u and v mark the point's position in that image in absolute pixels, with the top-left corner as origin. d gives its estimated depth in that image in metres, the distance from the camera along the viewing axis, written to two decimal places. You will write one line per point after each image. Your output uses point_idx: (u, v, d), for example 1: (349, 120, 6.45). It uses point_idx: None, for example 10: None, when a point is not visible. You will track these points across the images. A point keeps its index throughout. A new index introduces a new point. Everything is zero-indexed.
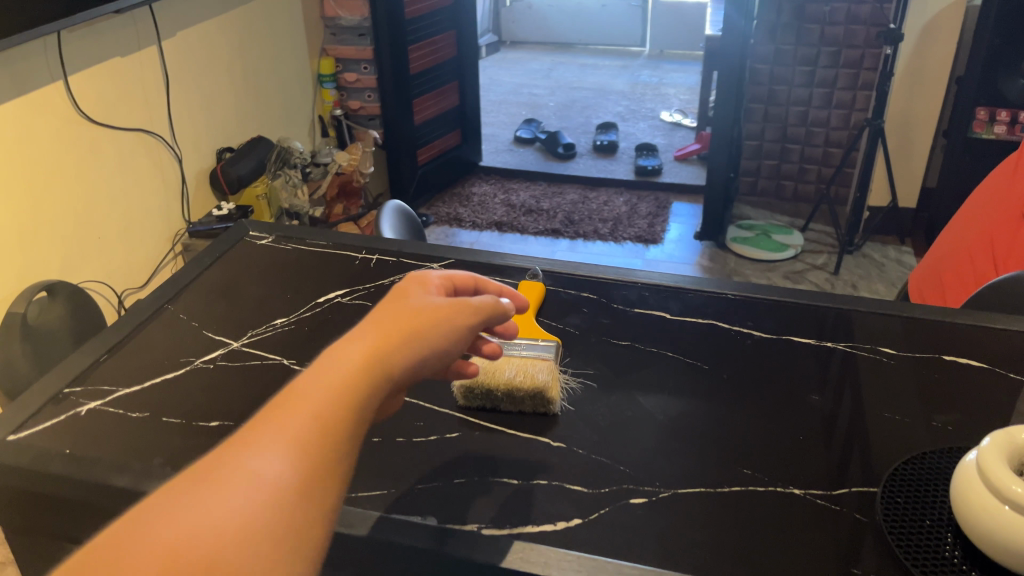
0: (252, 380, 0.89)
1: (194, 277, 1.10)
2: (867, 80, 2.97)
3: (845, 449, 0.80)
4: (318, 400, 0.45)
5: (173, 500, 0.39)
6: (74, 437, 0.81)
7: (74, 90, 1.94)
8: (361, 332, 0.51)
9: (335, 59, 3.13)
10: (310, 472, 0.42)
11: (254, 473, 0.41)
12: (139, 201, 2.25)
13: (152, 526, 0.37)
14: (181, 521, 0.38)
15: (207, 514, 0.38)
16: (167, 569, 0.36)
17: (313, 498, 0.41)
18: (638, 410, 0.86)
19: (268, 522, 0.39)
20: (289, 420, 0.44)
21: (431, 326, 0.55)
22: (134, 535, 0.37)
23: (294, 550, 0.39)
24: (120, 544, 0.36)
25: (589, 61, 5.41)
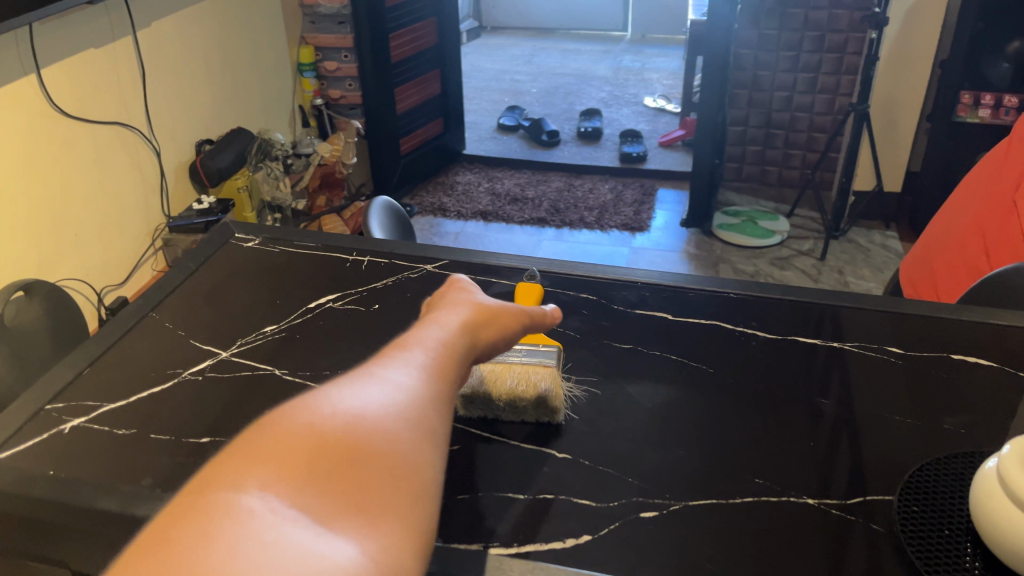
0: (242, 393, 0.86)
1: (179, 283, 1.06)
2: (852, 64, 2.95)
3: (839, 435, 0.81)
4: (427, 350, 0.54)
5: (328, 388, 0.45)
6: (56, 458, 0.78)
7: (47, 84, 1.88)
8: (446, 315, 0.61)
9: (315, 47, 3.06)
10: (434, 388, 0.50)
11: (389, 379, 0.48)
12: (117, 197, 2.19)
13: (325, 393, 0.44)
14: (349, 394, 0.45)
15: (367, 395, 0.45)
16: (351, 426, 0.42)
17: (441, 405, 0.49)
18: (631, 399, 0.87)
19: (414, 409, 0.46)
20: (406, 357, 0.51)
21: (500, 323, 0.65)
22: (314, 401, 0.44)
23: (436, 436, 0.46)
24: (304, 404, 0.43)
25: (570, 46, 5.36)
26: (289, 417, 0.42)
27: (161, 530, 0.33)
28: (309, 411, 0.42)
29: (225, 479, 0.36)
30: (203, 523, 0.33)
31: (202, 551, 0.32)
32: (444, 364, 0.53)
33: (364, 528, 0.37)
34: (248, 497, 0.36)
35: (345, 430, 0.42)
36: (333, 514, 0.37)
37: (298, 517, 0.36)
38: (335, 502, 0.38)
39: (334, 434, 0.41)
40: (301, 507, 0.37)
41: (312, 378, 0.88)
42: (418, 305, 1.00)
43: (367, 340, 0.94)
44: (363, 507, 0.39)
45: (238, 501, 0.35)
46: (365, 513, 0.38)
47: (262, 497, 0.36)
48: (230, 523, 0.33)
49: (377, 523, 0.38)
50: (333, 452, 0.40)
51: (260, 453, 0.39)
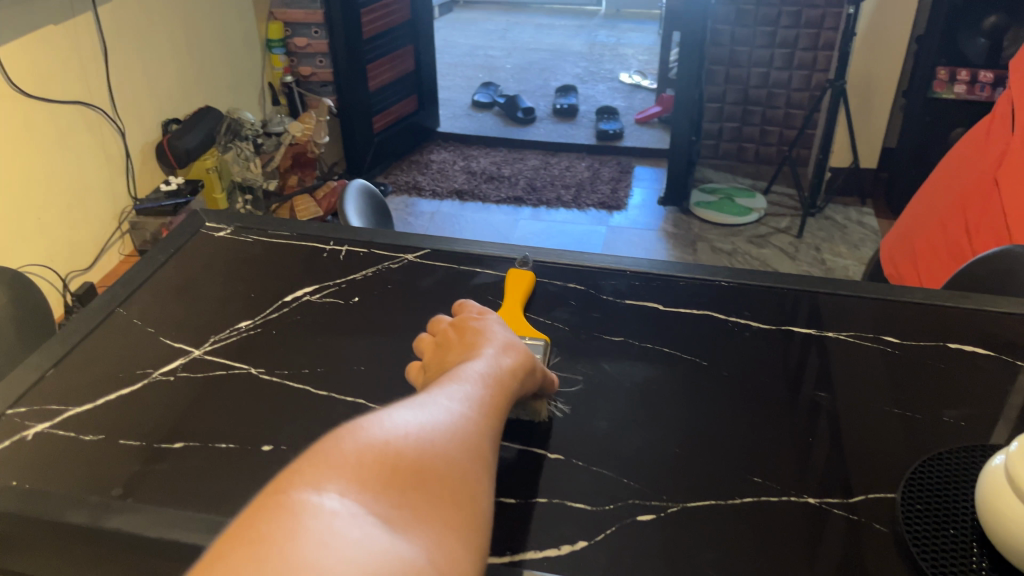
0: (217, 394, 0.82)
1: (147, 276, 1.01)
2: (829, 40, 2.93)
3: (816, 414, 0.81)
4: (481, 379, 0.59)
5: (395, 408, 0.51)
6: (20, 468, 0.73)
7: (4, 63, 1.80)
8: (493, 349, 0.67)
9: (284, 22, 2.99)
10: (485, 415, 0.55)
11: (445, 405, 0.54)
12: (80, 180, 2.12)
13: (389, 411, 0.50)
14: (416, 416, 0.51)
15: (429, 416, 0.51)
16: (418, 445, 0.48)
17: (491, 430, 0.54)
18: (607, 374, 0.87)
19: (468, 431, 0.52)
20: (460, 386, 0.57)
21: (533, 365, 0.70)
22: (386, 417, 0.50)
23: (487, 457, 0.52)
24: (378, 420, 0.49)
25: (545, 20, 5.29)
26: (364, 430, 0.48)
27: (255, 522, 0.39)
28: (380, 426, 0.48)
29: (310, 483, 0.43)
30: (287, 521, 0.39)
31: (289, 546, 0.37)
32: (493, 392, 0.59)
33: (422, 534, 0.43)
34: (328, 500, 0.42)
35: (411, 446, 0.48)
36: (398, 519, 0.43)
37: (369, 519, 0.42)
38: (399, 509, 0.44)
39: (401, 451, 0.47)
40: (372, 511, 0.43)
41: (292, 377, 0.84)
42: (400, 298, 0.97)
43: (347, 335, 0.91)
44: (422, 515, 0.45)
45: (320, 502, 0.41)
46: (423, 521, 0.44)
47: (339, 499, 0.42)
48: (314, 521, 0.40)
49: (433, 533, 0.44)
50: (403, 467, 0.46)
51: (341, 460, 0.45)
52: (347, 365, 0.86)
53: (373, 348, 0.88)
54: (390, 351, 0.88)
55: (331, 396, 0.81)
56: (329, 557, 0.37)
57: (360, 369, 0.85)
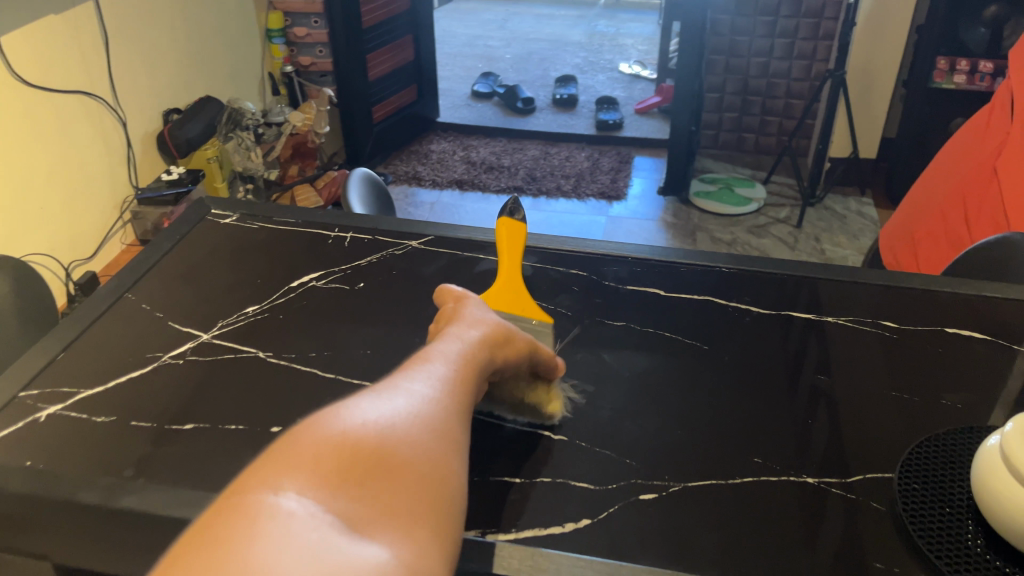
0: (225, 377, 0.83)
1: (154, 262, 1.02)
2: (829, 29, 2.93)
3: (816, 404, 0.81)
4: (446, 366, 0.56)
5: (352, 401, 0.48)
6: (33, 448, 0.75)
7: (6, 52, 1.80)
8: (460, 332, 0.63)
9: (284, 13, 2.98)
10: (450, 404, 0.52)
11: (407, 395, 0.50)
12: (81, 169, 2.12)
13: (348, 405, 0.47)
14: (376, 410, 0.47)
15: (390, 409, 0.48)
16: (378, 440, 0.45)
17: (455, 420, 0.51)
18: (608, 366, 0.87)
19: (432, 422, 0.49)
20: (422, 374, 0.54)
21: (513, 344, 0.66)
22: (343, 413, 0.46)
23: (452, 449, 0.49)
24: (333, 417, 0.46)
25: (544, 11, 5.28)
26: (318, 428, 0.44)
27: (210, 523, 0.36)
28: (336, 422, 0.45)
29: (265, 485, 0.39)
30: (249, 518, 0.36)
31: (254, 541, 0.34)
32: (459, 379, 0.56)
33: (389, 534, 0.40)
34: (287, 500, 0.38)
35: (373, 442, 0.45)
36: (363, 519, 0.40)
37: (332, 519, 0.38)
38: (362, 509, 0.41)
39: (360, 444, 0.44)
40: (334, 510, 0.39)
41: (299, 361, 0.86)
42: (404, 284, 0.98)
43: (353, 320, 0.92)
44: (386, 515, 0.41)
45: (279, 501, 0.38)
46: (390, 520, 0.41)
47: (299, 499, 0.39)
48: (275, 520, 0.36)
49: (400, 533, 0.41)
50: (363, 464, 0.43)
51: (294, 460, 0.41)
52: (354, 349, 0.87)
53: (379, 333, 0.89)
54: (396, 336, 0.89)
55: (339, 379, 0.83)
56: (297, 554, 0.34)
57: (367, 353, 0.86)
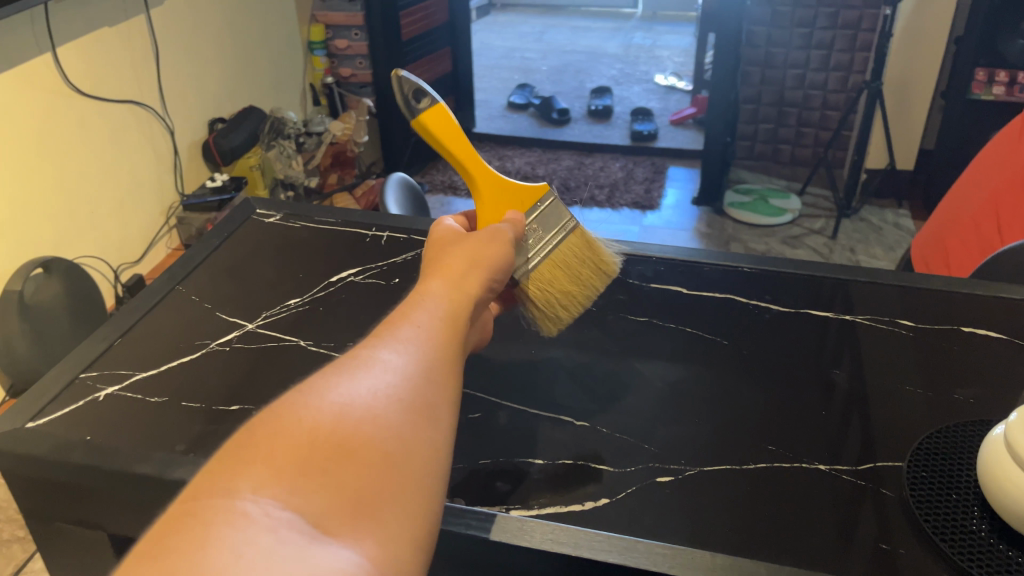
0: (268, 364, 0.89)
1: (204, 257, 1.09)
2: (865, 41, 2.92)
3: (852, 414, 0.83)
4: (438, 315, 0.53)
5: (326, 376, 0.45)
6: (92, 425, 0.80)
7: (63, 62, 1.89)
8: (449, 272, 0.60)
9: (325, 26, 3.06)
10: (444, 364, 0.49)
11: (385, 360, 0.47)
12: (131, 176, 2.21)
13: (318, 384, 0.44)
14: (353, 380, 0.44)
15: (366, 378, 0.45)
16: (343, 417, 0.42)
17: (438, 383, 0.48)
18: (643, 377, 0.90)
19: (412, 389, 0.46)
20: (406, 328, 0.50)
21: (494, 269, 0.64)
22: (315, 391, 0.44)
23: (440, 414, 0.46)
24: (306, 395, 0.43)
25: (581, 23, 5.33)
26: (282, 413, 0.42)
27: (166, 535, 0.35)
28: (307, 404, 0.43)
29: (227, 489, 0.38)
30: (206, 529, 0.35)
31: (208, 557, 0.34)
32: (454, 332, 0.53)
33: (360, 531, 0.40)
34: (251, 505, 0.37)
35: (349, 423, 0.42)
36: (328, 515, 0.39)
37: (297, 525, 0.38)
38: (331, 503, 0.40)
39: (324, 429, 0.42)
40: (301, 511, 0.39)
41: (337, 349, 0.91)
42: None
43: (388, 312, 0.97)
44: (360, 506, 0.40)
45: (235, 506, 0.37)
46: (362, 513, 0.40)
47: (262, 503, 0.38)
48: (229, 529, 0.36)
49: (372, 527, 0.40)
50: (326, 452, 0.41)
51: (259, 456, 0.40)
52: None
53: None
54: None
55: None
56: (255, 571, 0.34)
57: None
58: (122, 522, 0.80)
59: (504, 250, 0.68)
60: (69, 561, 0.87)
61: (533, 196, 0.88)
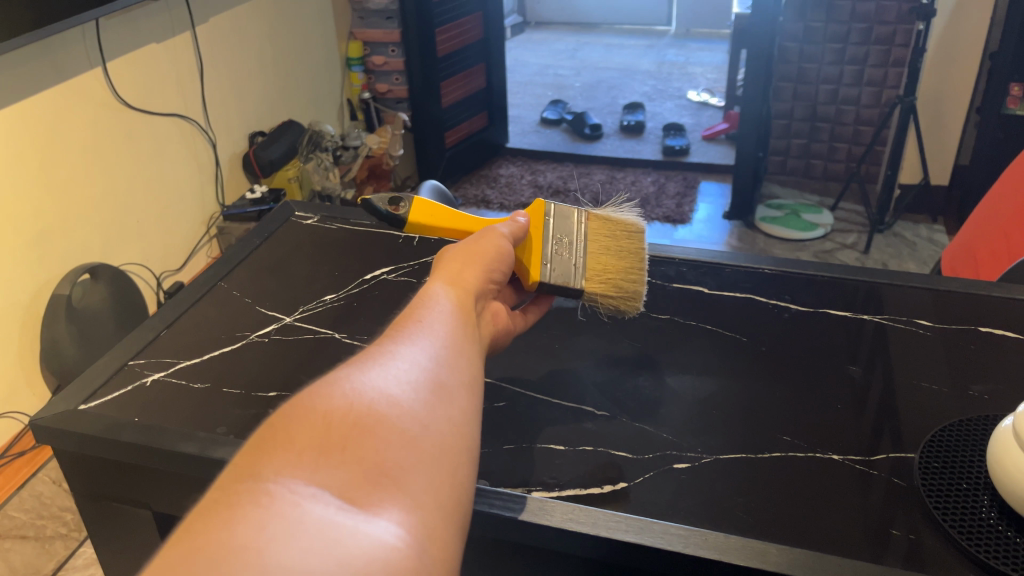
0: (304, 353, 0.94)
1: (245, 256, 1.14)
2: (899, 56, 2.91)
3: (881, 424, 0.86)
4: (437, 320, 0.57)
5: (337, 374, 0.49)
6: (140, 408, 0.86)
7: (112, 76, 1.98)
8: (444, 285, 0.64)
9: (364, 42, 3.16)
10: (448, 357, 0.53)
11: (392, 357, 0.51)
12: (174, 186, 2.29)
13: (332, 379, 0.48)
14: (361, 375, 0.48)
15: (373, 372, 0.49)
16: (355, 402, 0.46)
17: (444, 372, 0.52)
18: (672, 390, 0.93)
19: (419, 377, 0.50)
20: (411, 331, 0.54)
21: (482, 279, 0.68)
22: (325, 387, 0.47)
23: (449, 397, 0.50)
24: (316, 392, 0.47)
25: (614, 41, 5.38)
26: (299, 406, 0.46)
27: (193, 524, 0.38)
28: (320, 397, 0.46)
29: (255, 476, 0.41)
30: (230, 510, 0.38)
31: (235, 531, 0.37)
32: (458, 331, 0.57)
33: (386, 500, 0.43)
34: (277, 486, 0.40)
35: (362, 409, 0.46)
36: (352, 488, 0.42)
37: (326, 497, 0.41)
38: (355, 477, 0.43)
39: (342, 413, 0.45)
40: (327, 485, 0.41)
41: (369, 341, 0.95)
42: None
43: None
44: (382, 479, 0.43)
45: (260, 487, 0.40)
46: (385, 484, 0.43)
47: (286, 481, 0.41)
48: (256, 508, 0.38)
49: (397, 496, 0.43)
50: (343, 433, 0.44)
51: (278, 446, 0.43)
52: None
53: None
54: None
55: None
56: (287, 541, 0.36)
57: None
58: (167, 499, 0.85)
59: (488, 261, 0.72)
60: (117, 541, 0.92)
61: (539, 213, 0.93)
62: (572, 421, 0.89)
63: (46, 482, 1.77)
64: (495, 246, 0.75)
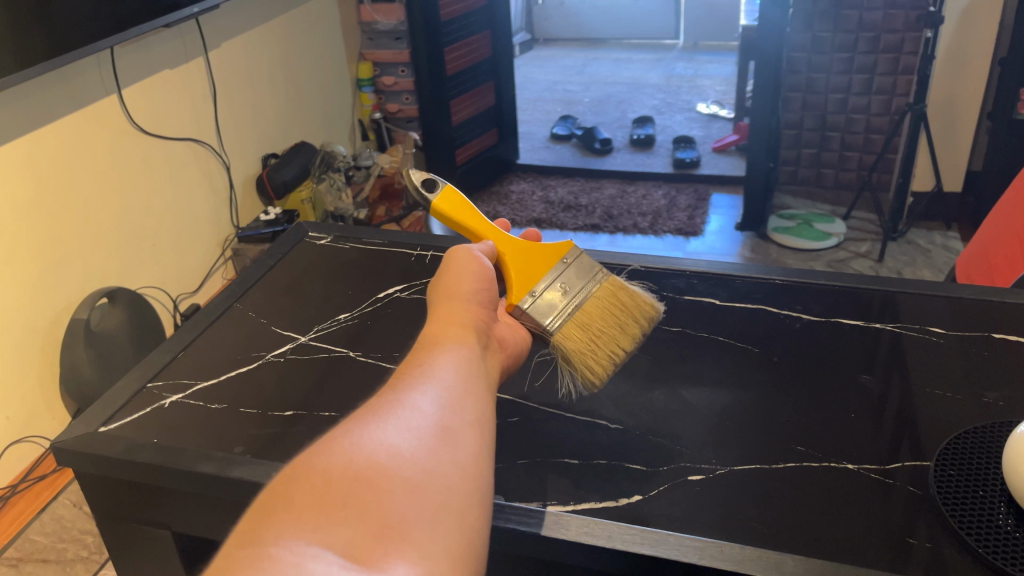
0: (319, 372, 0.95)
1: (260, 276, 1.16)
2: (908, 64, 2.90)
3: (899, 433, 0.86)
4: (437, 362, 0.58)
5: (338, 430, 0.50)
6: (159, 429, 0.87)
7: (127, 103, 2.01)
8: (442, 326, 0.65)
9: (373, 63, 3.20)
10: (451, 399, 0.54)
11: (393, 408, 0.52)
12: (188, 209, 2.32)
13: (332, 437, 0.49)
14: (361, 430, 0.49)
15: (371, 426, 0.50)
16: (354, 459, 0.47)
17: (446, 417, 0.53)
18: (687, 401, 0.93)
19: (420, 426, 0.51)
20: (411, 379, 0.56)
21: (476, 312, 0.70)
22: (326, 446, 0.49)
23: (453, 444, 0.51)
24: (318, 450, 0.48)
25: (622, 55, 5.40)
26: (298, 469, 0.47)
27: None
28: (320, 457, 0.48)
29: (259, 539, 0.42)
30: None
31: None
32: (460, 372, 0.58)
33: (393, 552, 0.43)
34: (279, 549, 0.41)
35: (362, 463, 0.47)
36: (357, 546, 0.43)
37: (329, 556, 0.41)
38: (358, 534, 0.44)
39: (338, 472, 0.46)
40: (329, 544, 0.42)
41: (384, 358, 0.96)
42: None
43: None
44: (388, 532, 0.44)
45: (265, 551, 0.40)
46: (391, 536, 0.44)
47: (287, 543, 0.41)
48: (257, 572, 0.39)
49: (404, 547, 0.44)
50: (343, 492, 0.45)
51: (280, 509, 0.44)
52: None
53: None
54: None
55: None
56: None
57: None
58: (185, 519, 0.86)
59: (474, 288, 0.74)
60: (136, 562, 0.93)
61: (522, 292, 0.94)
62: (586, 435, 0.89)
63: (68, 505, 1.78)
64: (478, 270, 0.76)
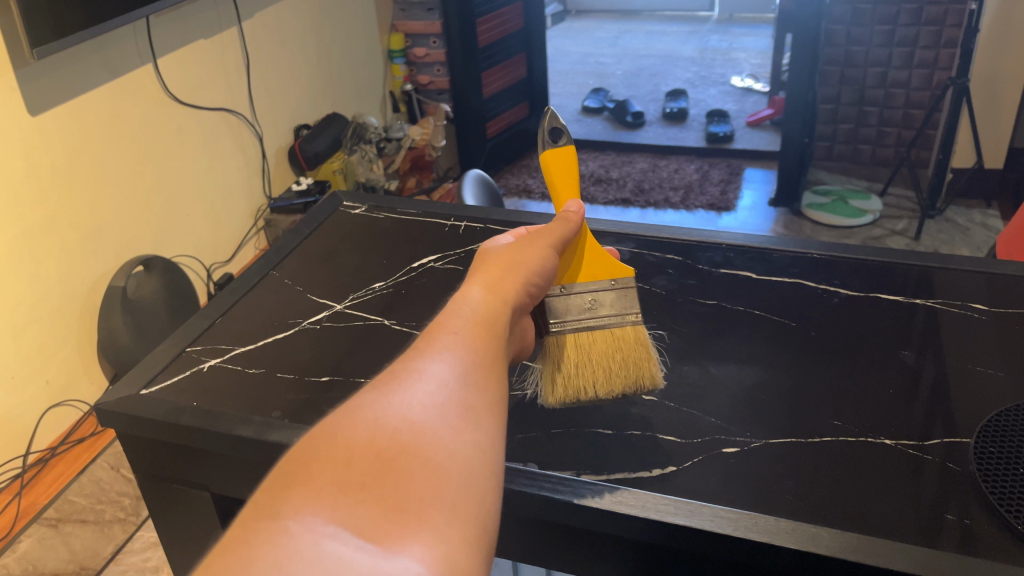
0: (352, 339, 0.96)
1: (296, 245, 1.17)
2: (951, 37, 2.83)
3: (935, 409, 0.84)
4: (468, 332, 0.53)
5: (362, 398, 0.46)
6: (199, 393, 0.89)
7: (162, 71, 2.02)
8: (479, 293, 0.60)
9: (405, 34, 3.17)
10: (477, 375, 0.50)
11: (417, 380, 0.47)
12: (220, 178, 2.33)
13: (354, 406, 0.45)
14: (385, 402, 0.45)
15: (393, 398, 0.45)
16: (374, 436, 0.43)
17: (471, 396, 0.48)
18: (720, 377, 0.92)
19: (446, 404, 0.46)
20: (440, 349, 0.51)
21: (521, 287, 0.64)
22: (348, 414, 0.44)
23: (477, 426, 0.46)
24: (339, 420, 0.44)
25: (656, 27, 5.32)
26: (316, 440, 0.43)
27: (212, 563, 0.35)
28: (341, 426, 0.43)
29: (275, 513, 0.38)
30: (248, 549, 0.35)
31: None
32: (490, 347, 0.53)
33: (410, 535, 0.39)
34: (295, 523, 0.37)
35: (385, 439, 0.43)
36: (373, 526, 0.39)
37: (344, 536, 0.37)
38: (376, 516, 0.39)
39: (360, 446, 0.42)
40: (346, 524, 0.38)
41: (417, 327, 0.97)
42: None
43: None
44: (405, 514, 0.40)
45: (280, 526, 0.37)
46: (409, 518, 0.40)
47: (305, 519, 0.38)
48: (273, 549, 0.35)
49: (422, 530, 0.39)
50: (362, 472, 0.41)
51: (300, 482, 0.40)
52: None
53: None
54: None
55: None
56: None
57: None
58: (224, 481, 0.88)
59: (525, 271, 0.67)
60: (175, 521, 0.96)
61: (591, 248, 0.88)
62: (619, 406, 0.89)
63: (105, 467, 1.81)
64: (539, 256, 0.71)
